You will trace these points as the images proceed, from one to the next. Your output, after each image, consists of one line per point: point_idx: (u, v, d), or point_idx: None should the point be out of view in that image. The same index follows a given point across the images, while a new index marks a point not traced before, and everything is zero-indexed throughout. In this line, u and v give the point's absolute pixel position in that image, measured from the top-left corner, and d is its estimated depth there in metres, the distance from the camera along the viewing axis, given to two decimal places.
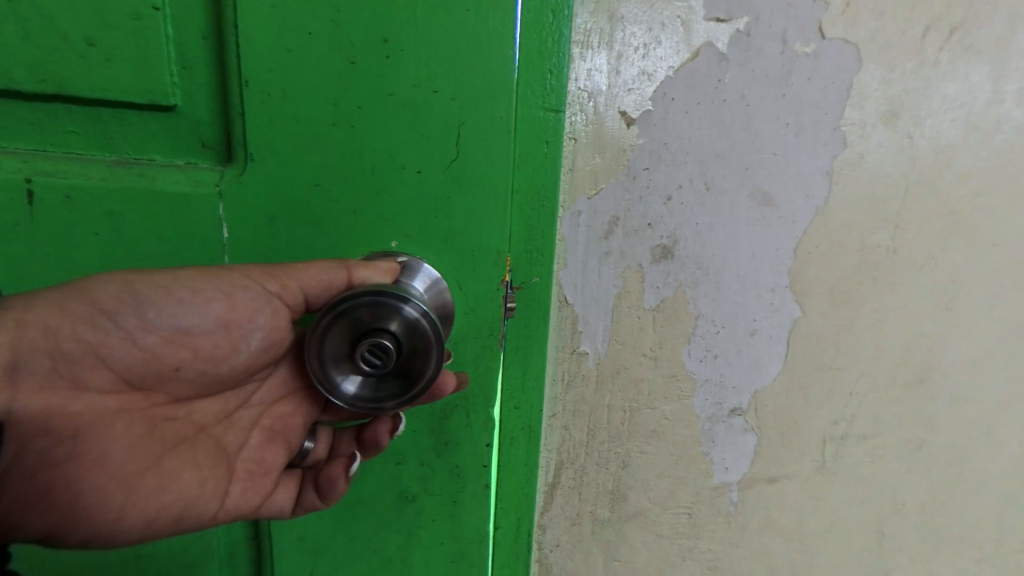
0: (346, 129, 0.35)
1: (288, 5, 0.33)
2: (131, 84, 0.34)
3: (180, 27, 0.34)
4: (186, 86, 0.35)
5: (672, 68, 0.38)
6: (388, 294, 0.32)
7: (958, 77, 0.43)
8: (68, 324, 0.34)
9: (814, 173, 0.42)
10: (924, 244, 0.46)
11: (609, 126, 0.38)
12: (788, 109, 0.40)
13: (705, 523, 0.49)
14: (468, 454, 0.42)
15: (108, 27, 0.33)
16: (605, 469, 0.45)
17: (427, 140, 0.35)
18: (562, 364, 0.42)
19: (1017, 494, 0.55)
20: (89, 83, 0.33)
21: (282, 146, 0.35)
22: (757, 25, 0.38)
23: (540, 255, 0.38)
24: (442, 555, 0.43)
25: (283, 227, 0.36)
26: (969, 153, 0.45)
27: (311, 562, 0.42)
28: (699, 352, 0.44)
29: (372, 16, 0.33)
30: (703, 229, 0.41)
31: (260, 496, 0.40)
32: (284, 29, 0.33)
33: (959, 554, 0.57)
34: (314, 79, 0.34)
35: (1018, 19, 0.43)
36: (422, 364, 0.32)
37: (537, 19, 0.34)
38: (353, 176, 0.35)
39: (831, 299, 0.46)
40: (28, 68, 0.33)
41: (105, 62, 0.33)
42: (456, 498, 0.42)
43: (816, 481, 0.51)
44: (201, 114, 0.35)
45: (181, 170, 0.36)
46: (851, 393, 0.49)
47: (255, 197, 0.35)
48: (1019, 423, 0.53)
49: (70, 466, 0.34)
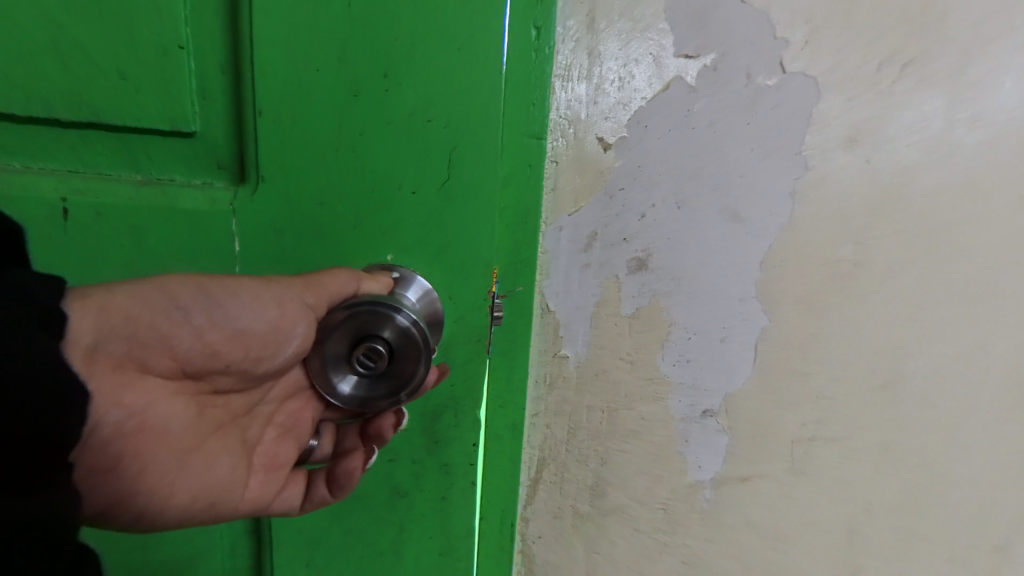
0: (349, 153, 0.38)
1: (300, 42, 0.36)
2: (158, 114, 0.37)
3: (201, 61, 0.37)
4: (205, 113, 0.38)
5: (646, 99, 0.40)
6: (383, 303, 0.35)
7: (913, 106, 0.49)
8: (148, 311, 0.35)
9: (779, 193, 0.46)
10: (886, 258, 0.52)
11: (588, 150, 0.41)
12: (754, 136, 0.43)
13: (681, 519, 0.52)
14: (456, 452, 0.45)
15: (139, 63, 0.36)
16: (585, 466, 0.48)
17: (423, 162, 0.39)
18: (545, 366, 0.45)
19: (990, 498, 0.58)
20: (120, 113, 0.37)
21: (289, 168, 0.38)
22: (723, 60, 0.40)
23: (523, 267, 0.42)
24: (430, 545, 0.47)
25: (291, 240, 0.39)
26: (926, 174, 0.51)
27: (306, 551, 0.45)
28: (674, 356, 0.47)
29: (374, 52, 0.37)
30: (675, 244, 0.43)
31: (272, 491, 0.43)
32: (296, 65, 0.36)
33: (924, 549, 0.61)
34: (322, 108, 0.37)
35: (958, 63, 0.50)
36: (411, 368, 0.36)
37: (522, 57, 0.38)
38: (354, 197, 0.39)
39: (800, 309, 0.50)
40: (67, 99, 0.36)
41: (134, 94, 0.37)
42: (445, 494, 0.46)
43: (786, 479, 0.55)
44: (217, 139, 0.39)
45: (198, 189, 0.39)
46: (818, 397, 0.54)
47: (265, 213, 0.39)
48: (981, 425, 0.57)
49: (137, 441, 0.36)
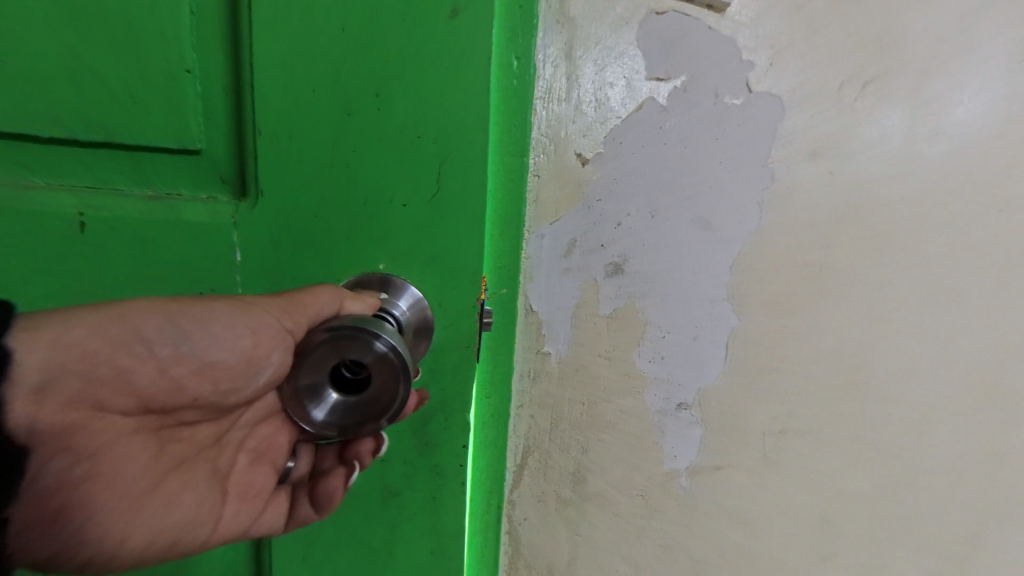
0: (343, 170, 0.42)
1: (299, 68, 0.40)
2: (167, 135, 0.41)
3: (206, 86, 0.41)
4: (209, 133, 0.42)
5: (621, 117, 0.44)
6: (363, 328, 0.36)
7: (874, 121, 0.53)
8: (105, 350, 0.37)
9: (747, 203, 0.49)
10: (851, 262, 0.56)
11: (567, 165, 0.44)
12: (722, 150, 0.47)
13: (658, 504, 0.56)
14: (447, 453, 0.48)
15: (149, 89, 0.40)
16: (567, 454, 0.52)
17: (412, 177, 0.42)
18: (529, 362, 0.49)
19: (926, 471, 0.66)
20: (132, 134, 0.40)
21: (288, 184, 0.41)
22: (692, 82, 0.44)
23: (507, 270, 0.47)
24: (422, 541, 0.50)
25: (288, 250, 0.43)
26: (888, 185, 0.55)
27: (305, 546, 0.48)
28: (649, 353, 0.50)
29: (367, 77, 0.40)
30: (649, 250, 0.47)
31: (250, 517, 0.46)
32: (296, 90, 0.40)
33: (879, 520, 0.67)
34: (318, 129, 0.41)
35: (919, 80, 0.54)
36: (392, 387, 0.38)
37: (504, 82, 0.42)
38: (348, 210, 0.42)
39: (769, 308, 0.54)
40: (86, 122, 0.40)
41: (145, 117, 0.40)
42: (436, 495, 0.49)
43: (759, 469, 0.59)
44: (221, 157, 0.42)
45: (202, 203, 0.42)
46: (788, 392, 0.58)
47: (264, 225, 0.42)
48: (921, 410, 0.64)
49: (86, 487, 0.38)
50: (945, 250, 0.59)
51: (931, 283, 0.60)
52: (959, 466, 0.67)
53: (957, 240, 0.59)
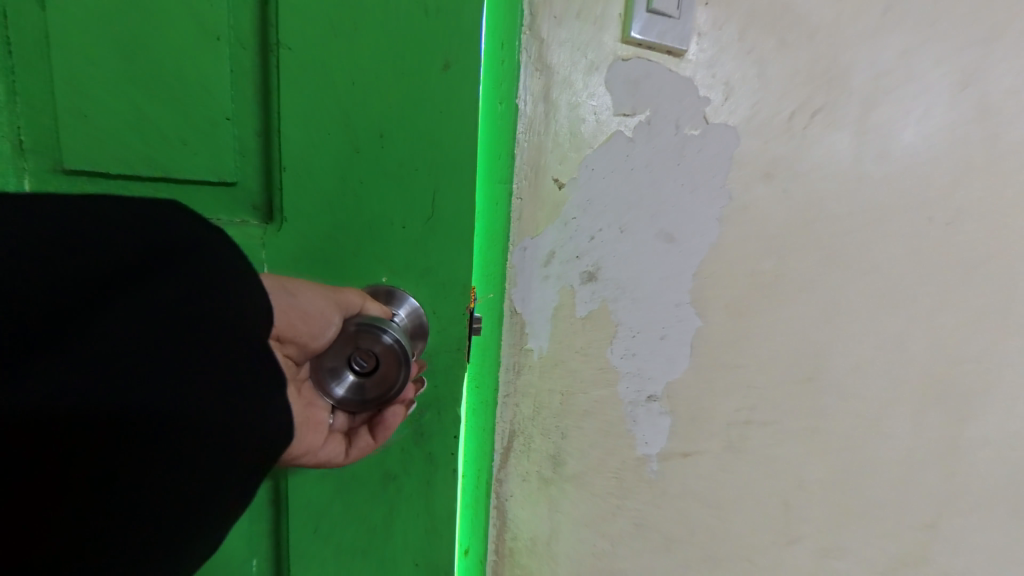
0: (352, 196, 0.46)
1: (312, 106, 0.44)
2: (209, 170, 0.46)
3: (241, 126, 0.46)
4: (243, 167, 0.47)
5: (593, 147, 0.51)
6: (374, 324, 0.42)
7: (824, 145, 0.60)
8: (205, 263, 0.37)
9: (708, 219, 0.57)
10: (805, 271, 0.63)
11: (545, 188, 0.51)
12: (683, 174, 0.54)
13: (632, 485, 0.63)
14: (439, 443, 0.53)
15: (195, 131, 0.45)
16: (548, 438, 0.59)
17: (412, 203, 0.47)
18: (514, 357, 0.56)
19: (878, 462, 0.73)
20: (180, 169, 0.46)
21: (303, 208, 0.46)
22: (654, 116, 0.52)
23: (492, 277, 0.54)
24: (419, 524, 0.54)
25: (306, 267, 0.47)
26: (837, 202, 0.62)
27: (313, 530, 0.51)
28: (621, 350, 0.57)
29: (372, 117, 0.45)
30: (619, 260, 0.54)
31: (318, 442, 0.46)
32: (309, 125, 0.45)
33: (835, 508, 0.74)
34: (328, 160, 0.46)
35: (866, 108, 0.61)
36: (393, 375, 0.43)
37: (492, 124, 0.50)
38: (353, 231, 0.47)
39: (729, 312, 0.61)
40: (141, 159, 0.45)
41: (192, 154, 0.46)
42: (430, 479, 0.53)
43: (724, 456, 0.66)
44: (252, 187, 0.48)
45: (235, 227, 0.47)
46: (749, 386, 0.64)
47: (285, 246, 0.47)
48: (873, 405, 0.70)
49: None
50: (892, 262, 0.66)
51: (880, 291, 0.66)
52: (912, 457, 0.73)
53: (902, 252, 0.66)
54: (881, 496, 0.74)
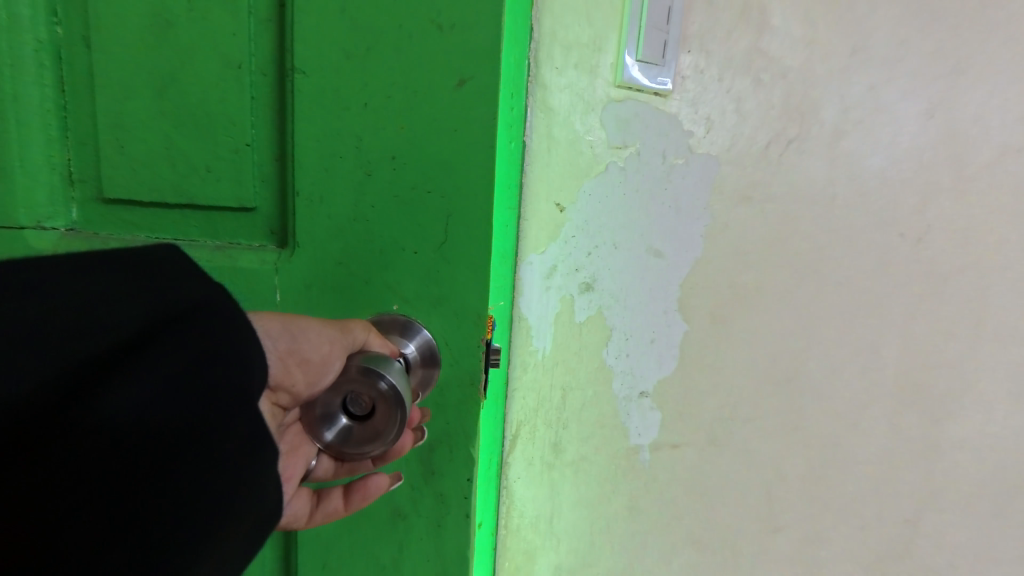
0: (363, 222, 0.54)
1: (344, 140, 0.52)
2: (230, 194, 0.56)
3: (260, 153, 0.55)
4: (261, 192, 0.56)
5: (591, 176, 0.60)
6: (374, 368, 0.45)
7: (796, 170, 0.67)
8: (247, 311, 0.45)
9: (693, 235, 0.64)
10: (783, 283, 0.70)
11: (547, 211, 0.59)
12: (670, 197, 0.63)
13: (625, 472, 0.70)
14: (450, 484, 0.57)
15: (220, 162, 0.55)
16: (550, 427, 0.66)
17: (421, 228, 0.53)
18: (522, 356, 0.63)
19: (855, 457, 0.79)
20: (209, 195, 0.56)
21: (328, 231, 0.54)
22: (643, 148, 0.61)
23: (503, 287, 0.58)
24: (430, 567, 0.58)
25: (316, 292, 0.55)
26: (811, 220, 0.69)
27: (326, 546, 0.59)
28: (616, 351, 0.65)
29: (383, 148, 0.52)
30: (614, 272, 0.63)
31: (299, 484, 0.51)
32: (334, 155, 0.53)
33: (816, 501, 0.80)
34: (354, 193, 0.53)
35: (834, 138, 0.68)
36: (388, 417, 0.45)
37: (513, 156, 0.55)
38: (369, 255, 0.55)
39: (712, 319, 0.68)
40: (175, 188, 0.56)
41: (218, 181, 0.56)
42: (440, 522, 0.57)
43: (708, 450, 0.73)
44: (268, 212, 0.57)
45: (254, 250, 0.57)
46: (730, 387, 0.71)
47: (304, 271, 0.55)
48: (849, 405, 0.77)
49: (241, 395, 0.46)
50: (864, 272, 0.73)
51: (854, 302, 0.73)
52: (889, 456, 0.80)
53: (874, 264, 0.73)
54: (859, 490, 0.80)
